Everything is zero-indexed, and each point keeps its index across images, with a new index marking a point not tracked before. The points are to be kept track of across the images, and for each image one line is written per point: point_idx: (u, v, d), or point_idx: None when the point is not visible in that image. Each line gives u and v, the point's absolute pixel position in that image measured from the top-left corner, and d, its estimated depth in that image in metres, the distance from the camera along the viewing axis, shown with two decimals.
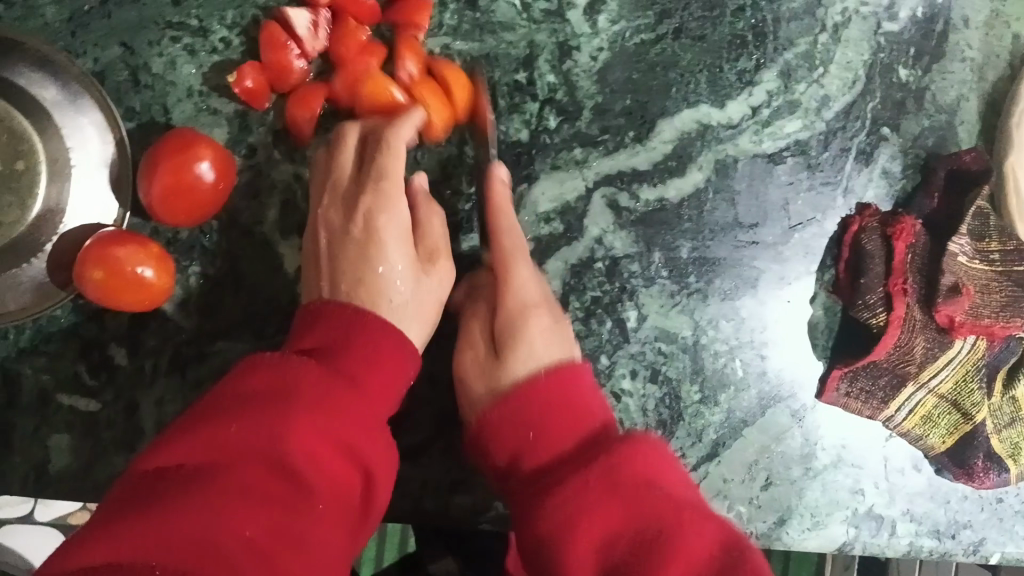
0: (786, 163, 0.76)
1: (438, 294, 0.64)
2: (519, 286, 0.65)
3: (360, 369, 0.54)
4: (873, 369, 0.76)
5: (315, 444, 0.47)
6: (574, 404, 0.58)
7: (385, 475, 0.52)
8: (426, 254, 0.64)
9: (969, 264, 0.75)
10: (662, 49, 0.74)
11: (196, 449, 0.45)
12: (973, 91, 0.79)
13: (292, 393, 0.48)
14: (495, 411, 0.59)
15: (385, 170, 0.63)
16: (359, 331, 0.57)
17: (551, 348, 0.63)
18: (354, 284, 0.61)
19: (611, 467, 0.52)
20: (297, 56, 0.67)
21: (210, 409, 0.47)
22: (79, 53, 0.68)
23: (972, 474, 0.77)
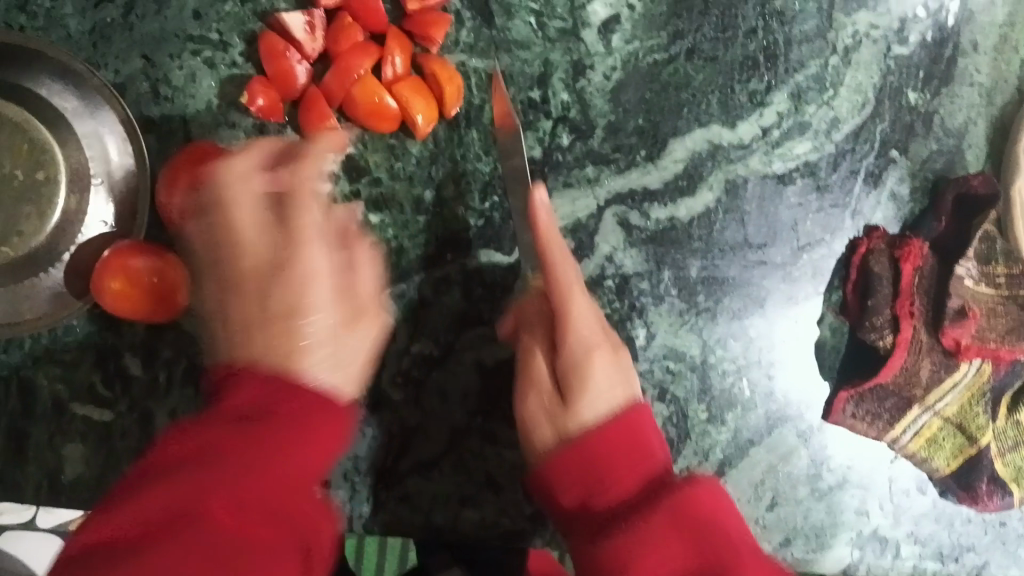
0: (796, 184, 0.77)
1: (363, 351, 0.55)
2: (580, 321, 0.61)
3: (288, 435, 0.46)
4: (879, 392, 0.76)
5: (247, 508, 0.43)
6: (644, 445, 0.55)
7: (325, 546, 0.46)
8: (352, 308, 0.55)
9: (975, 287, 0.77)
10: (674, 69, 0.75)
11: (117, 525, 0.41)
12: (981, 116, 0.80)
13: (207, 459, 0.44)
14: (563, 456, 0.55)
15: (292, 211, 0.54)
16: (278, 401, 0.48)
17: (615, 390, 0.59)
18: (265, 350, 0.51)
19: (678, 519, 0.51)
20: (297, 61, 0.68)
21: (133, 484, 0.43)
22: (99, 64, 0.69)
23: (977, 497, 0.77)
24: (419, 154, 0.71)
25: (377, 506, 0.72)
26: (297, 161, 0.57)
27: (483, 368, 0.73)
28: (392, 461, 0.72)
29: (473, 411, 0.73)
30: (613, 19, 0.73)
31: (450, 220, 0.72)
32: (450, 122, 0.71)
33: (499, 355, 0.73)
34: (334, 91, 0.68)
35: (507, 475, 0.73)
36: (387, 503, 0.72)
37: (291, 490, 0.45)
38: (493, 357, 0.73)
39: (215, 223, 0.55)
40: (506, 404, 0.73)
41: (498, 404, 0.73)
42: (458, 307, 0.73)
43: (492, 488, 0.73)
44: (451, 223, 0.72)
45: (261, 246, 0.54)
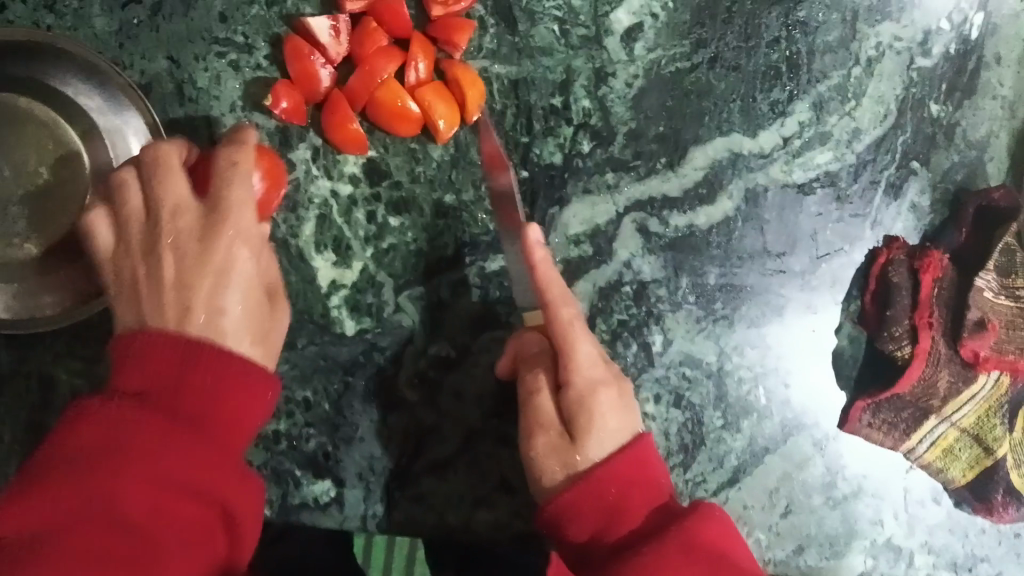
0: (815, 194, 0.77)
1: (278, 329, 0.58)
2: (582, 359, 0.62)
3: (201, 410, 0.50)
4: (896, 402, 0.76)
5: (143, 501, 0.46)
6: (651, 479, 0.60)
7: (252, 512, 0.52)
8: (261, 298, 0.57)
9: (995, 300, 0.76)
10: (697, 77, 0.75)
11: (19, 523, 0.44)
12: (1003, 129, 0.80)
13: (119, 450, 0.46)
14: (576, 489, 0.59)
15: (222, 198, 0.54)
16: (188, 369, 0.50)
17: (620, 427, 0.61)
18: (178, 320, 0.52)
19: (685, 544, 0.55)
20: (322, 65, 0.69)
21: (36, 476, 0.46)
22: (126, 64, 0.70)
23: (992, 508, 0.78)
24: (439, 159, 0.72)
25: (391, 506, 0.72)
26: (236, 158, 0.55)
27: None
28: (407, 461, 0.72)
29: (489, 413, 0.73)
30: (635, 27, 0.74)
31: (470, 224, 0.73)
32: (472, 127, 0.72)
33: None
34: (357, 94, 0.69)
35: (521, 478, 0.73)
36: (401, 503, 0.72)
37: (214, 469, 0.49)
38: None
39: (162, 199, 0.54)
40: None
41: (514, 407, 0.74)
42: (475, 310, 0.74)
43: (506, 490, 0.73)
44: (470, 227, 0.73)
45: (229, 248, 0.54)
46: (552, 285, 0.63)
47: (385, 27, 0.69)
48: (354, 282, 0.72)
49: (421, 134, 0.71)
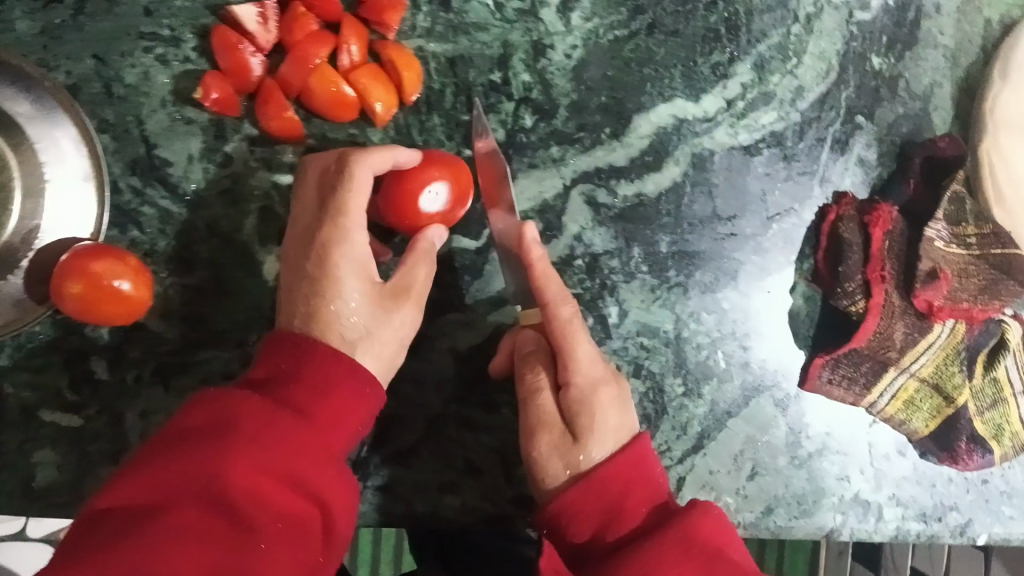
0: (762, 155, 0.77)
1: (400, 333, 0.61)
2: (583, 359, 0.63)
3: (311, 401, 0.52)
4: (853, 357, 0.76)
5: (259, 479, 0.46)
6: (650, 479, 0.59)
7: (346, 509, 0.51)
8: (392, 295, 0.61)
9: (946, 249, 0.76)
10: (636, 44, 0.74)
11: (144, 488, 0.45)
12: (947, 78, 0.79)
13: (236, 425, 0.48)
14: (577, 487, 0.59)
15: (347, 203, 0.59)
16: (309, 358, 0.54)
17: (621, 424, 0.63)
18: (307, 319, 0.57)
19: (681, 538, 0.54)
20: (252, 53, 0.67)
21: (163, 445, 0.47)
22: (50, 66, 0.67)
23: (957, 456, 0.78)
24: (380, 142, 0.71)
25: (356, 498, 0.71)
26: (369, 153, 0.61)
27: (457, 354, 0.73)
28: (368, 451, 0.71)
29: (449, 397, 0.73)
30: None
31: None
32: (412, 108, 0.71)
33: (471, 340, 0.73)
34: (290, 82, 0.67)
35: (486, 461, 0.73)
36: (367, 496, 0.71)
37: (310, 460, 0.49)
38: (465, 342, 0.73)
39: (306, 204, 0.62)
40: (481, 387, 0.73)
41: (474, 388, 0.73)
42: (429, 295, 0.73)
43: (472, 473, 0.72)
44: None
45: (347, 243, 0.59)
46: (545, 281, 0.64)
47: (313, 10, 0.68)
48: None
49: (358, 117, 0.69)
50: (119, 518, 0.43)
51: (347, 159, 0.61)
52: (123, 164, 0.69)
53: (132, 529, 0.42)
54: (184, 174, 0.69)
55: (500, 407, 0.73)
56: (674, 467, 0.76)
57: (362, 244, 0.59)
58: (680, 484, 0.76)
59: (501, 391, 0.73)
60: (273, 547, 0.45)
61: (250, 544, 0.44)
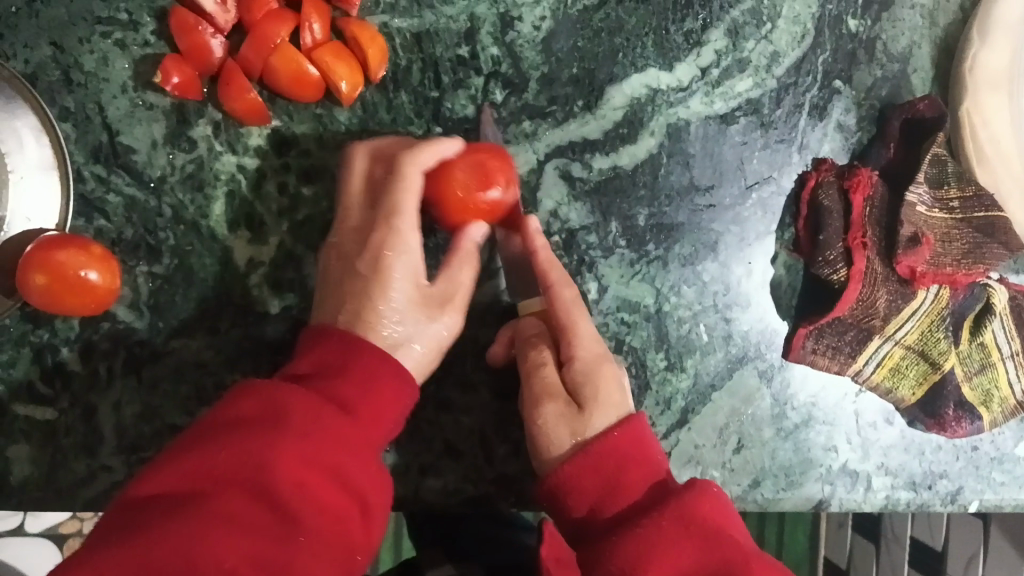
0: (738, 123, 0.76)
1: (438, 334, 0.61)
2: (584, 333, 0.65)
3: (352, 398, 0.52)
4: (837, 325, 0.75)
5: (304, 474, 0.46)
6: (648, 456, 0.60)
7: (378, 510, 0.50)
8: (438, 299, 0.61)
9: (929, 214, 0.75)
10: (606, 14, 0.73)
11: (187, 476, 0.44)
12: (924, 39, 0.79)
13: (284, 418, 0.47)
14: (575, 461, 0.59)
15: (397, 204, 0.60)
16: (351, 356, 0.55)
17: (624, 399, 0.64)
18: (354, 317, 0.59)
19: (681, 515, 0.55)
20: (211, 35, 0.65)
21: (206, 433, 0.46)
22: (7, 55, 0.66)
23: (944, 423, 0.77)
24: (348, 122, 0.70)
25: None
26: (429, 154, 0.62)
27: None
28: None
29: (427, 378, 0.72)
30: None
31: None
32: (378, 86, 0.70)
33: None
34: (251, 63, 0.65)
35: (467, 441, 0.72)
36: None
37: (352, 455, 0.49)
38: None
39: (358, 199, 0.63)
40: (459, 368, 0.72)
41: (451, 368, 0.72)
42: None
43: (453, 454, 0.72)
44: None
45: (400, 243, 0.60)
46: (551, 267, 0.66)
47: None
48: (271, 258, 0.70)
49: (322, 95, 0.68)
50: (161, 504, 0.42)
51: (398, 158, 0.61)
52: (86, 152, 0.67)
53: (178, 515, 0.41)
54: (148, 161, 0.67)
55: (479, 387, 0.72)
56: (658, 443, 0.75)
57: (417, 248, 0.60)
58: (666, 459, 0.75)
59: (479, 371, 0.73)
60: (313, 541, 0.44)
61: (291, 537, 0.43)
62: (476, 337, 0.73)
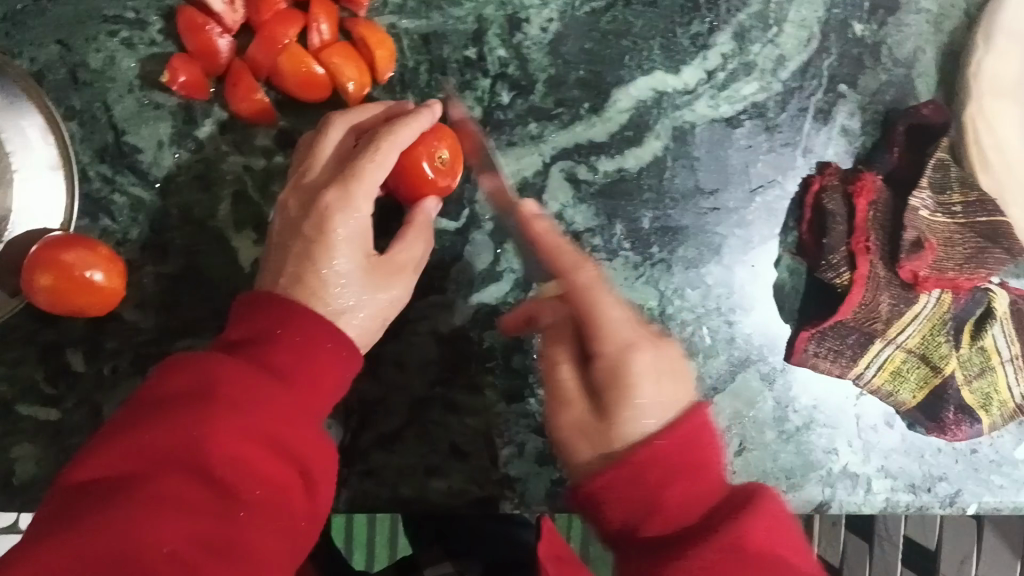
0: (744, 127, 0.76)
1: (381, 303, 0.60)
2: (613, 320, 0.55)
3: (291, 365, 0.50)
4: (840, 328, 0.75)
5: (241, 446, 0.44)
6: (698, 459, 0.49)
7: (326, 474, 0.49)
8: (383, 267, 0.60)
9: (931, 218, 0.75)
10: (613, 16, 0.73)
11: (118, 459, 0.43)
12: (929, 44, 0.79)
13: (215, 391, 0.46)
14: (608, 473, 0.49)
15: (362, 173, 0.58)
16: (286, 323, 0.53)
17: (665, 391, 0.53)
18: (296, 280, 0.56)
19: (736, 547, 0.45)
20: (220, 35, 0.65)
21: (137, 412, 0.45)
22: (14, 53, 0.66)
23: (944, 427, 0.78)
24: None
25: (341, 484, 0.70)
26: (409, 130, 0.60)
27: (439, 337, 0.72)
28: (351, 437, 0.70)
29: (432, 380, 0.72)
30: None
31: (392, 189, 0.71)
32: (386, 87, 0.70)
33: (453, 322, 0.72)
34: (259, 63, 0.65)
35: (471, 442, 0.72)
36: (352, 479, 0.70)
37: (292, 424, 0.47)
38: (448, 324, 0.72)
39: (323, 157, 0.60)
40: (463, 370, 0.72)
41: (456, 370, 0.72)
42: None
43: (457, 455, 0.72)
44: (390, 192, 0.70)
45: (354, 210, 0.57)
46: (560, 255, 0.59)
47: None
48: None
49: (330, 95, 0.67)
50: (95, 492, 0.41)
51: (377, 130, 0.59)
52: (92, 152, 0.67)
53: (111, 501, 0.41)
54: (154, 160, 0.67)
55: (484, 388, 0.73)
56: None
57: (366, 215, 0.58)
58: None
59: (484, 372, 0.73)
60: (254, 515, 0.44)
61: (231, 512, 0.43)
62: (481, 338, 0.73)
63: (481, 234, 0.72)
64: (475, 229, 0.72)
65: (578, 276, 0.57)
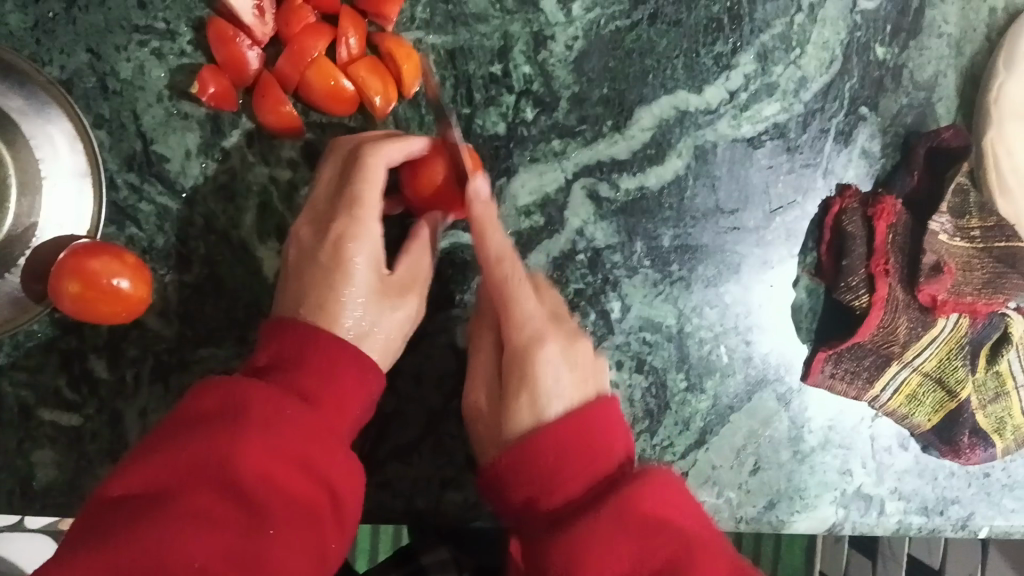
0: (765, 147, 0.76)
1: (400, 323, 0.61)
2: (523, 313, 0.61)
3: (317, 388, 0.52)
4: (858, 350, 0.76)
5: (271, 465, 0.45)
6: (595, 442, 0.55)
7: (351, 497, 0.50)
8: (397, 287, 0.61)
9: (950, 243, 0.76)
10: (638, 35, 0.73)
11: (150, 477, 0.43)
12: (950, 68, 0.79)
13: (245, 410, 0.47)
14: (511, 454, 0.56)
15: (360, 196, 0.59)
16: (311, 346, 0.54)
17: (566, 382, 0.59)
18: (317, 309, 0.57)
19: (619, 513, 0.51)
20: (249, 46, 0.65)
21: (167, 433, 0.46)
22: (44, 61, 0.66)
23: (959, 450, 0.78)
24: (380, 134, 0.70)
25: None
26: (394, 146, 0.61)
27: (458, 350, 0.72)
28: (369, 448, 0.70)
29: (450, 393, 0.72)
30: None
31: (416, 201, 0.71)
32: (410, 101, 0.70)
33: None
34: (288, 75, 0.66)
35: None
36: (368, 490, 0.70)
37: (320, 444, 0.48)
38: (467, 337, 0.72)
39: (322, 184, 0.61)
40: None
41: None
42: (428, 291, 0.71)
43: (473, 468, 0.72)
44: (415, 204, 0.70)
45: (359, 234, 0.58)
46: (481, 242, 0.62)
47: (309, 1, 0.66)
48: None
49: (356, 108, 0.68)
50: (125, 508, 0.41)
51: (362, 149, 0.60)
52: (119, 159, 0.68)
53: (146, 515, 0.41)
54: (181, 170, 0.68)
55: None
56: (677, 462, 0.76)
57: (377, 235, 0.59)
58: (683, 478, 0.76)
59: None
60: (283, 529, 0.44)
61: (261, 529, 0.43)
62: None
63: None
64: None
65: (497, 269, 0.62)
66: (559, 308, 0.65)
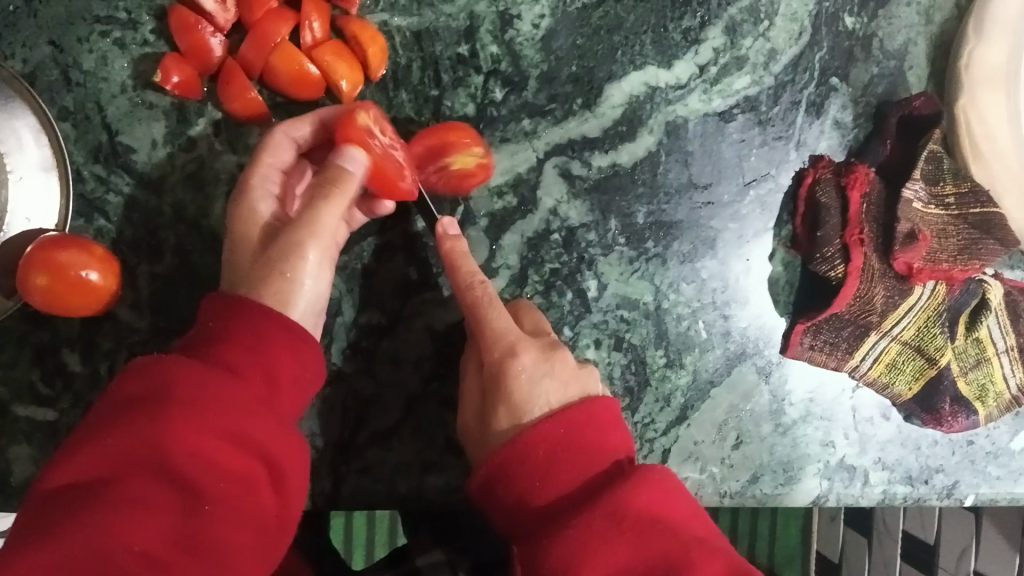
0: (737, 121, 0.76)
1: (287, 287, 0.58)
2: (496, 330, 0.63)
3: (246, 360, 0.51)
4: (835, 322, 0.76)
5: (203, 442, 0.45)
6: (587, 449, 0.57)
7: (294, 466, 0.50)
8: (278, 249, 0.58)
9: (924, 211, 0.76)
10: (605, 12, 0.73)
11: (83, 467, 0.43)
12: (920, 36, 0.79)
13: (170, 390, 0.46)
14: (503, 452, 0.57)
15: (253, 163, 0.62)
16: (238, 320, 0.54)
17: (544, 389, 0.61)
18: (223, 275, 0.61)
19: (613, 511, 0.52)
20: (211, 34, 0.65)
21: (98, 421, 0.45)
22: (6, 54, 0.66)
23: (941, 418, 0.78)
24: None
25: (338, 483, 0.69)
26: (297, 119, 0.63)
27: (434, 333, 0.72)
28: (349, 434, 0.70)
29: (428, 376, 0.72)
30: None
31: None
32: (378, 85, 0.70)
33: (448, 318, 0.72)
34: (251, 62, 0.65)
35: None
36: (349, 477, 0.70)
37: (254, 416, 0.48)
38: (443, 320, 0.72)
39: None
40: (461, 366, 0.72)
41: (451, 368, 0.72)
42: (401, 275, 0.71)
43: (455, 452, 0.71)
44: None
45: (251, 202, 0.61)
46: (457, 265, 0.64)
47: None
48: None
49: (323, 93, 0.68)
50: (62, 501, 0.41)
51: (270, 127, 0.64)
52: (86, 152, 0.67)
53: (81, 508, 0.40)
54: (148, 161, 0.67)
55: None
56: (659, 439, 0.75)
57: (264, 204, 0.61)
58: (665, 455, 0.76)
59: None
60: (223, 507, 0.44)
61: (199, 509, 0.43)
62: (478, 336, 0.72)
63: (476, 230, 0.72)
64: (468, 226, 0.72)
65: (469, 293, 0.63)
66: (537, 327, 0.67)
